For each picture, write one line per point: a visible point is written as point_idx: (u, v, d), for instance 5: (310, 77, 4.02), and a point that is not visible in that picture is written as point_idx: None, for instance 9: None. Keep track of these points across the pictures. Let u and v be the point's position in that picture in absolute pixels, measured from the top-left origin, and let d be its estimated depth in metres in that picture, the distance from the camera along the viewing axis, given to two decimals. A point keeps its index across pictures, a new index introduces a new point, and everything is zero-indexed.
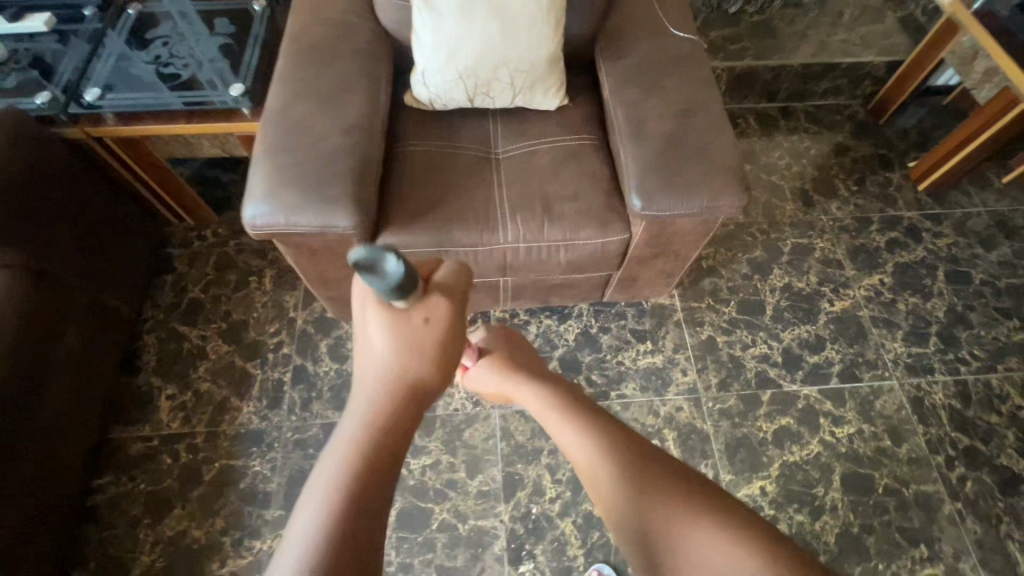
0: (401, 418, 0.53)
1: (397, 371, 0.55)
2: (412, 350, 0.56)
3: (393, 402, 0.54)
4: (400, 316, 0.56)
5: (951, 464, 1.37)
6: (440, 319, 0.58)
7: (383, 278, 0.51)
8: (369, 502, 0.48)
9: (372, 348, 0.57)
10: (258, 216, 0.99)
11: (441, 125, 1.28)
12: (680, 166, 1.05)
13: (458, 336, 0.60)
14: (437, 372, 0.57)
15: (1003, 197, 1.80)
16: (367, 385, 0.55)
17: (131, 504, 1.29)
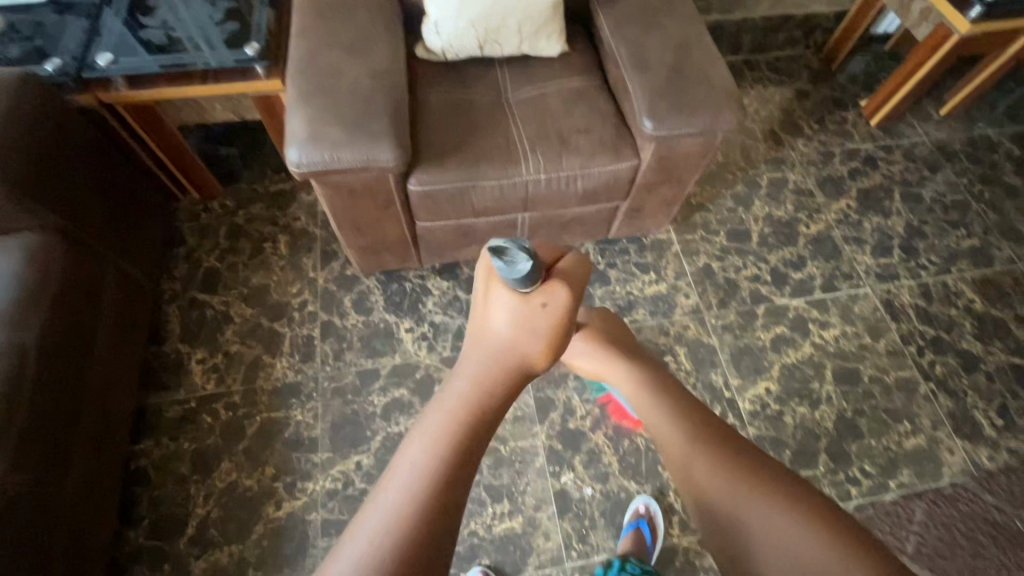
0: (508, 387, 0.55)
1: (507, 340, 0.57)
2: (524, 326, 0.58)
3: (502, 368, 0.56)
4: (519, 299, 0.58)
5: (921, 352, 1.57)
6: (556, 308, 0.59)
7: (511, 269, 0.56)
8: (467, 455, 0.49)
9: (491, 324, 0.58)
10: (303, 156, 1.05)
11: (453, 75, 1.36)
12: (682, 91, 1.18)
13: (570, 327, 0.61)
14: (544, 354, 0.59)
15: (942, 128, 2.03)
16: (480, 353, 0.57)
17: (178, 463, 1.32)
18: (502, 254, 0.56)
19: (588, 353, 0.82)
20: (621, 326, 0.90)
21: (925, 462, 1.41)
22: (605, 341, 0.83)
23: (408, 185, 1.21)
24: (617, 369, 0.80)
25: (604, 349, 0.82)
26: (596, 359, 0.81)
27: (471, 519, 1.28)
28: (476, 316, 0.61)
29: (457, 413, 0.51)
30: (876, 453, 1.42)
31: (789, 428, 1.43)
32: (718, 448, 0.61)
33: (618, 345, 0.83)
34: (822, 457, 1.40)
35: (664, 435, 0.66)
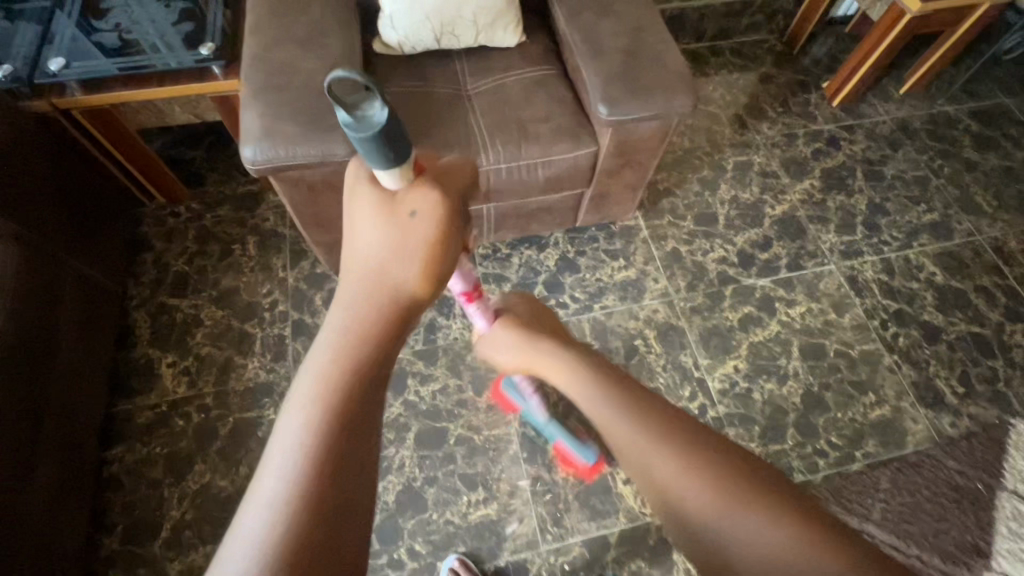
0: (386, 320, 0.52)
1: (380, 269, 0.55)
2: (395, 242, 0.56)
3: (378, 307, 0.53)
4: (387, 209, 0.57)
5: (885, 325, 1.60)
6: (430, 212, 0.57)
7: (361, 129, 0.49)
8: (350, 408, 0.47)
9: (361, 241, 0.57)
10: (258, 153, 1.05)
11: (412, 68, 1.36)
12: (636, 76, 1.19)
13: (450, 234, 0.59)
14: (422, 275, 0.56)
15: (902, 106, 2.07)
16: (356, 277, 0.55)
17: (150, 466, 1.31)
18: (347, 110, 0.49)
19: (508, 344, 0.77)
20: (547, 315, 0.83)
21: (889, 431, 1.45)
22: (523, 324, 0.79)
23: None
24: (552, 360, 0.69)
25: (523, 331, 0.77)
26: (519, 350, 0.75)
27: (446, 509, 1.29)
28: (347, 243, 0.58)
29: (331, 372, 0.48)
30: (843, 425, 1.45)
31: (757, 405, 1.46)
32: (683, 444, 0.53)
33: (537, 326, 0.79)
34: (790, 432, 1.43)
35: (622, 438, 0.55)
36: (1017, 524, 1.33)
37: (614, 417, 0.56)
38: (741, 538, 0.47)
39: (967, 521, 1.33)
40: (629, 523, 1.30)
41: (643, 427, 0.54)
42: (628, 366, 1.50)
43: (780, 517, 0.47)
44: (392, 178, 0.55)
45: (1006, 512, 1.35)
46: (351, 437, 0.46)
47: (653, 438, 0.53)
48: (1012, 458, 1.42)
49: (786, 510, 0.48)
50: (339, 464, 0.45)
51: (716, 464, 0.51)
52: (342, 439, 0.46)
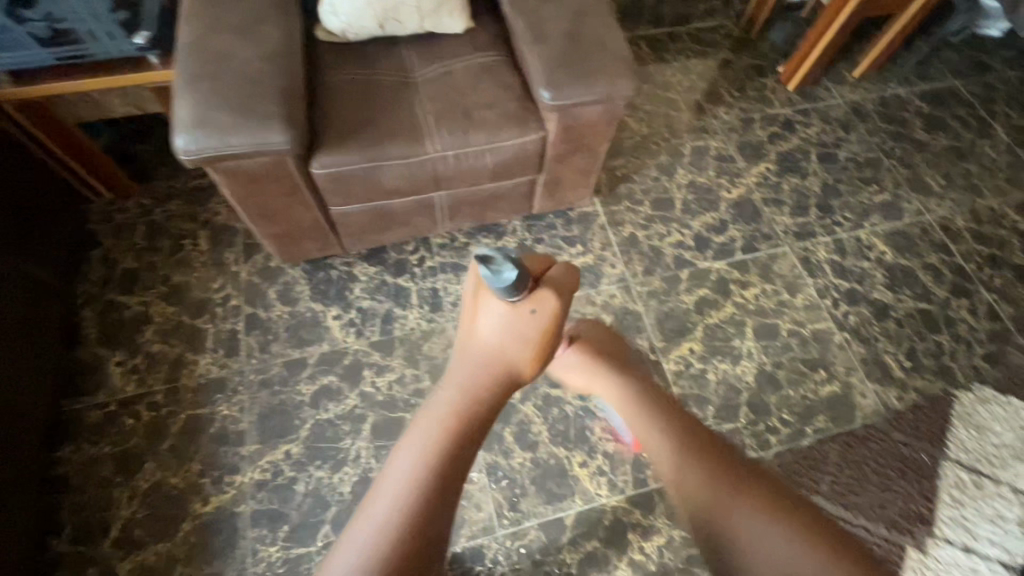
0: (490, 390, 0.86)
1: (499, 351, 0.90)
2: (512, 334, 0.90)
3: (488, 376, 0.88)
4: (508, 309, 0.89)
5: (836, 304, 1.64)
6: (544, 310, 0.90)
7: (500, 279, 0.82)
8: (456, 449, 0.77)
9: (484, 332, 0.91)
10: (191, 143, 1.03)
11: (357, 56, 1.34)
12: (578, 59, 1.19)
13: (552, 325, 0.93)
14: (527, 357, 0.91)
15: (856, 89, 2.10)
16: (478, 356, 0.90)
17: (99, 466, 1.29)
18: (489, 263, 0.81)
19: (580, 369, 1.12)
20: (614, 345, 1.15)
21: (839, 407, 1.48)
22: (599, 356, 1.11)
23: (312, 168, 1.20)
24: (614, 387, 1.07)
25: (602, 365, 1.10)
26: (586, 374, 1.11)
27: None
28: (476, 326, 0.92)
29: (449, 419, 0.80)
30: (794, 402, 1.48)
31: (711, 385, 1.49)
32: (707, 462, 0.85)
33: (613, 361, 1.11)
34: (743, 410, 1.46)
35: (659, 451, 0.91)
36: (957, 491, 1.39)
37: (657, 435, 0.93)
38: (754, 530, 0.76)
39: (911, 490, 1.38)
40: (585, 506, 1.31)
41: (672, 442, 0.90)
42: None
43: (767, 507, 0.78)
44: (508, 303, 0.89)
45: (948, 480, 1.40)
46: (462, 450, 0.78)
47: (679, 454, 0.87)
48: (954, 429, 1.47)
49: (771, 505, 0.78)
50: (453, 473, 0.75)
51: (727, 477, 0.82)
52: (460, 449, 0.78)
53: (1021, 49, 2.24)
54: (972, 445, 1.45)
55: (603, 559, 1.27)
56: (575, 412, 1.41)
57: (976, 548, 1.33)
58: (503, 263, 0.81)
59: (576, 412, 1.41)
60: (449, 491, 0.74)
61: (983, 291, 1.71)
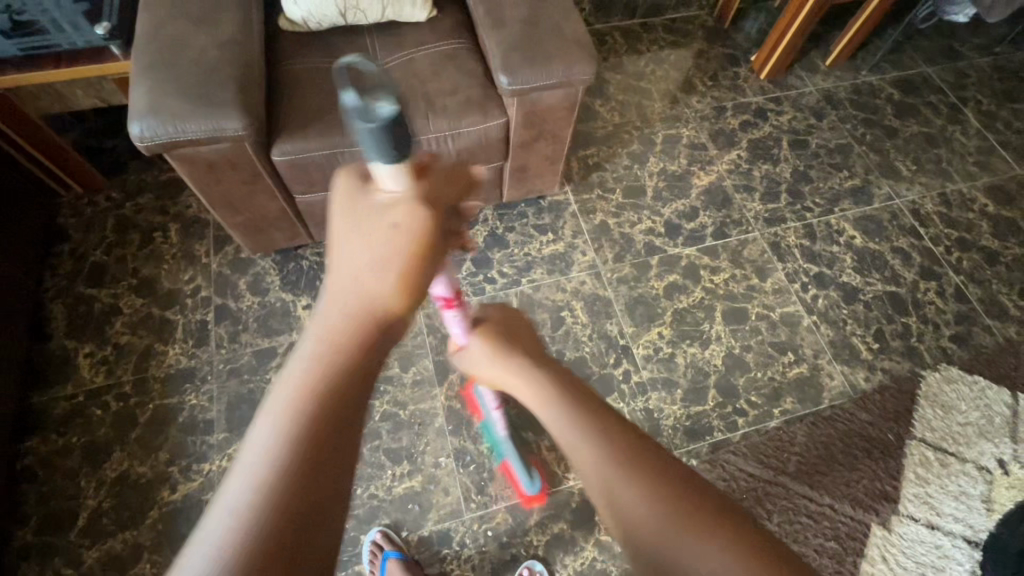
0: (363, 343, 0.48)
1: (366, 281, 0.52)
2: (383, 257, 0.53)
3: (353, 323, 0.49)
4: (377, 218, 0.54)
5: (806, 288, 1.65)
6: (419, 221, 0.54)
7: (370, 118, 0.49)
8: (319, 446, 0.42)
9: (351, 251, 0.53)
10: (144, 129, 1.04)
11: (319, 45, 1.35)
12: (536, 44, 1.20)
13: (438, 246, 0.56)
14: (410, 289, 0.53)
15: (828, 77, 2.12)
16: (345, 289, 0.51)
17: (66, 457, 1.29)
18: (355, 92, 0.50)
19: (479, 350, 0.71)
20: (527, 326, 0.74)
21: (807, 388, 1.50)
22: (504, 339, 0.71)
23: (272, 156, 1.20)
24: (514, 377, 0.65)
25: (505, 352, 0.69)
26: (486, 358, 0.69)
27: (370, 483, 1.30)
28: (334, 254, 0.54)
29: (294, 396, 0.43)
30: (762, 384, 1.49)
31: (680, 368, 1.50)
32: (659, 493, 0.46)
33: (523, 348, 0.69)
34: (711, 393, 1.47)
35: (584, 466, 0.50)
36: (922, 469, 1.40)
37: (579, 438, 0.52)
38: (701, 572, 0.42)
39: (878, 469, 1.40)
40: (552, 488, 1.32)
41: (610, 452, 0.49)
42: (555, 336, 1.52)
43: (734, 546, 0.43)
44: (390, 175, 0.53)
45: (913, 458, 1.41)
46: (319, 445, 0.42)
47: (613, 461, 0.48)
48: (921, 408, 1.48)
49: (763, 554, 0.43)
50: (302, 495, 0.40)
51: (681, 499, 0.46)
52: (317, 448, 0.42)
53: (992, 36, 2.26)
54: (937, 423, 1.46)
55: (570, 540, 1.28)
56: None
57: (940, 524, 1.34)
58: (378, 98, 0.51)
59: None
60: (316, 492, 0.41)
61: (951, 273, 1.72)
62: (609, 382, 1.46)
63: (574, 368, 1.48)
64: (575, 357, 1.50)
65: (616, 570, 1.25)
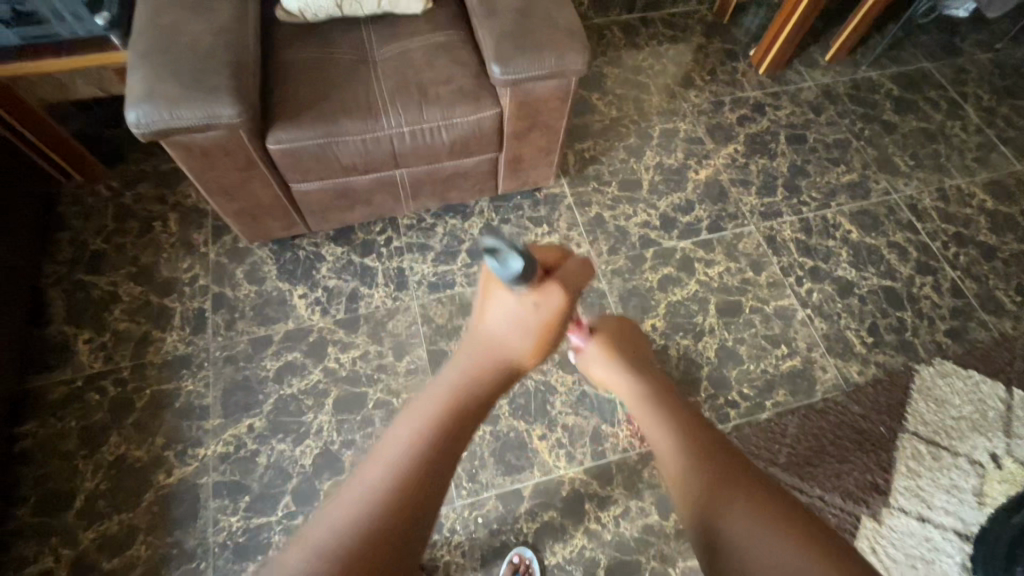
0: (488, 388, 0.72)
1: (500, 339, 0.76)
2: (517, 327, 0.75)
3: (481, 366, 0.74)
4: (516, 300, 0.74)
5: (800, 282, 1.65)
6: (548, 306, 0.75)
7: (504, 268, 0.67)
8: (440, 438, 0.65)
9: (490, 320, 0.77)
10: (140, 116, 1.05)
11: (315, 35, 1.36)
12: (528, 34, 1.21)
13: (557, 325, 0.78)
14: (530, 351, 0.77)
15: (827, 72, 2.12)
16: (476, 346, 0.76)
17: (63, 440, 1.31)
18: (495, 255, 0.66)
19: (601, 360, 1.00)
20: (637, 344, 1.05)
21: (799, 381, 1.50)
22: (615, 351, 1.01)
23: (268, 144, 1.22)
24: (620, 380, 0.97)
25: (614, 358, 1.00)
26: (599, 364, 1.00)
27: None
28: (478, 319, 0.79)
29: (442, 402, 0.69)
30: (754, 376, 1.50)
31: (673, 360, 1.50)
32: (725, 482, 0.70)
33: (629, 360, 1.00)
34: (703, 385, 1.48)
35: (666, 455, 0.80)
36: (914, 462, 1.40)
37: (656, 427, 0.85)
38: (750, 542, 0.62)
39: (869, 462, 1.40)
40: (543, 477, 1.33)
41: (690, 451, 0.76)
42: None
43: (790, 538, 0.61)
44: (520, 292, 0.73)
45: (905, 452, 1.41)
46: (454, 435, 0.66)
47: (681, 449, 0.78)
48: (914, 402, 1.48)
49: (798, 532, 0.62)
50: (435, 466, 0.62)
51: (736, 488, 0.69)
52: (436, 455, 0.63)
53: (994, 33, 2.25)
54: (931, 417, 1.46)
55: (560, 529, 1.28)
56: (536, 386, 1.42)
57: (931, 517, 1.34)
58: (510, 251, 0.66)
59: (537, 386, 1.42)
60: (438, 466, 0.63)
61: (948, 268, 1.72)
62: None
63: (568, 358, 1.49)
64: None
65: (605, 559, 1.26)
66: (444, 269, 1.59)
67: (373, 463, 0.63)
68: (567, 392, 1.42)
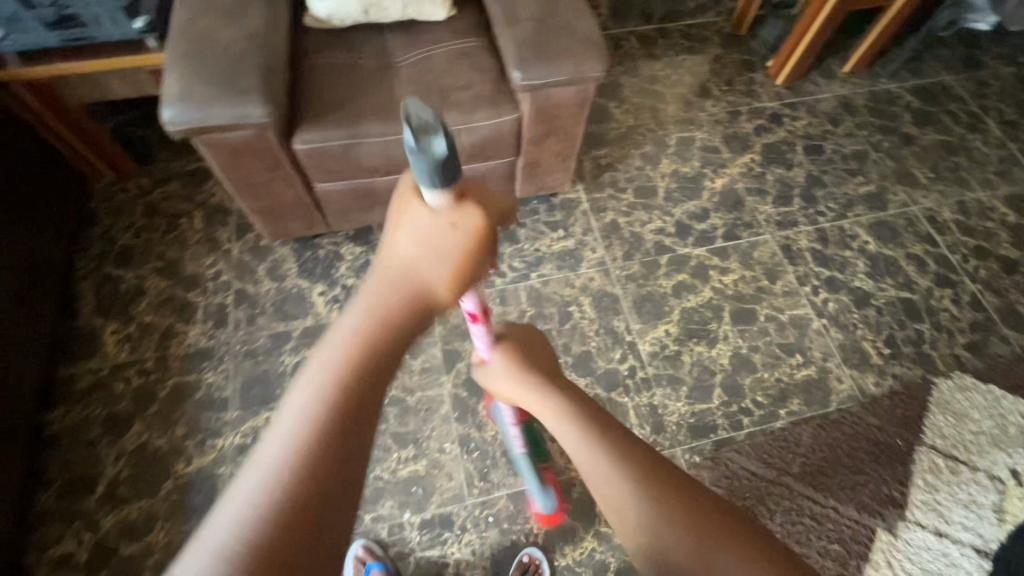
0: (401, 335, 0.55)
1: (412, 269, 0.58)
2: (432, 255, 0.58)
3: (392, 306, 0.55)
4: (429, 216, 0.57)
5: (816, 291, 1.65)
6: (471, 228, 0.58)
7: (422, 149, 0.49)
8: (347, 422, 0.48)
9: (399, 244, 0.58)
10: (175, 115, 1.10)
11: (343, 41, 1.41)
12: (548, 41, 1.24)
13: (481, 254, 0.61)
14: (452, 285, 0.59)
15: (845, 84, 2.12)
16: (386, 275, 0.58)
17: (88, 427, 1.35)
18: (415, 134, 0.49)
19: (505, 372, 0.78)
20: (546, 355, 0.82)
21: (815, 390, 1.49)
22: (527, 366, 0.77)
23: (293, 145, 1.25)
24: (535, 400, 0.72)
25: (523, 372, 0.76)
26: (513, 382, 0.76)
27: (376, 464, 1.33)
28: (387, 242, 0.59)
29: (334, 367, 0.50)
30: (768, 385, 1.49)
31: (686, 366, 1.50)
32: (670, 507, 0.53)
33: (541, 372, 0.76)
34: (717, 392, 1.47)
35: (596, 479, 0.57)
36: (932, 476, 1.38)
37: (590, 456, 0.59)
38: None
39: (885, 474, 1.38)
40: (554, 478, 1.33)
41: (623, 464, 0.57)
42: (561, 330, 1.53)
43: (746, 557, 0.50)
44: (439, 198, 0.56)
45: (923, 465, 1.39)
46: (354, 411, 0.49)
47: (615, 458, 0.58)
48: (932, 415, 1.46)
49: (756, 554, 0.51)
50: (339, 455, 0.47)
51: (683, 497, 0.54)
52: (339, 440, 0.47)
53: (1016, 46, 2.24)
54: (949, 430, 1.44)
55: (570, 530, 1.28)
56: None
57: (948, 532, 1.32)
58: (434, 132, 0.49)
59: None
60: (339, 456, 0.47)
61: (968, 281, 1.70)
62: (614, 376, 1.47)
63: (581, 361, 1.50)
64: (582, 351, 1.51)
65: (615, 562, 1.26)
66: None
67: (251, 468, 0.46)
68: None
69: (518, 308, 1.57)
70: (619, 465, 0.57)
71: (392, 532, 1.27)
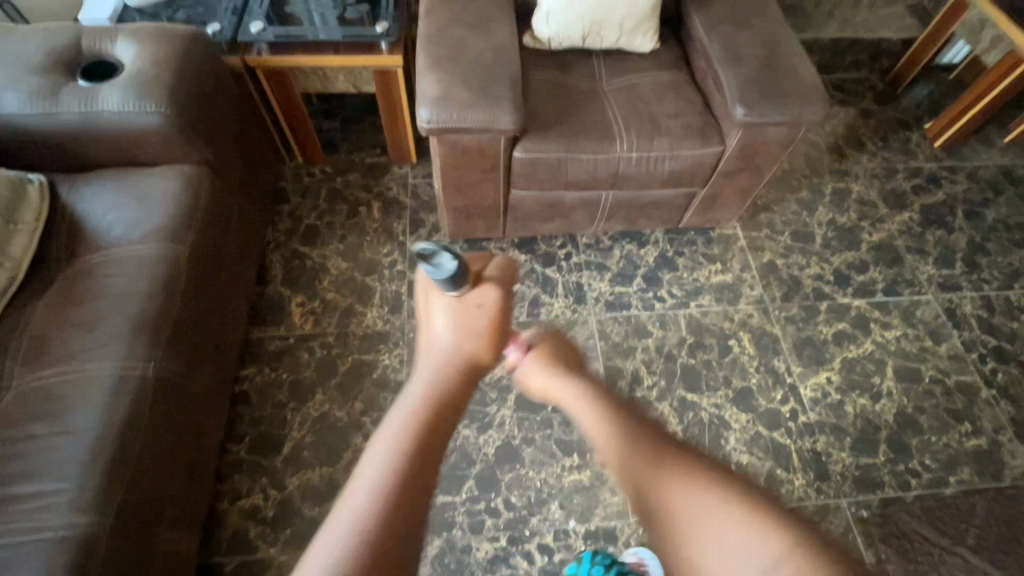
0: (454, 383, 0.64)
1: (453, 348, 0.69)
2: (464, 330, 0.70)
3: (449, 369, 0.66)
4: (456, 305, 0.72)
5: (983, 359, 1.60)
6: (489, 307, 0.72)
7: (437, 269, 0.67)
8: (422, 461, 0.55)
9: (435, 331, 0.72)
10: (432, 114, 1.19)
11: (555, 62, 1.50)
12: (772, 84, 1.29)
13: (504, 323, 0.75)
14: (488, 351, 0.71)
15: (1005, 154, 2.08)
16: (435, 354, 0.68)
17: (276, 390, 1.43)
18: (428, 258, 0.67)
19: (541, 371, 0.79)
20: (572, 349, 0.84)
21: (986, 462, 1.44)
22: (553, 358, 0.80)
23: (514, 152, 1.33)
24: (564, 390, 0.76)
25: (550, 364, 0.79)
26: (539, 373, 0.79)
27: (542, 468, 1.36)
28: (430, 329, 0.73)
29: (397, 437, 0.56)
30: (937, 449, 1.45)
31: (849, 417, 1.48)
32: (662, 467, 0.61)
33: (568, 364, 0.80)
34: (882, 447, 1.44)
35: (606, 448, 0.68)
36: None
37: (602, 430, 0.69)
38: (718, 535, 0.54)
39: None
40: None
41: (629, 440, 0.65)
42: (721, 363, 1.54)
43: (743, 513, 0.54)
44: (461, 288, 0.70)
45: None
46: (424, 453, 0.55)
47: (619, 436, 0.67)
48: None
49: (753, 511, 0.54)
50: (412, 506, 0.52)
51: (676, 467, 0.60)
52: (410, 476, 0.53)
53: None
54: None
55: None
56: (709, 418, 1.46)
57: None
58: (442, 253, 0.67)
59: (711, 418, 1.46)
60: (416, 497, 0.53)
61: None
62: (776, 416, 1.46)
63: (742, 396, 1.50)
64: (743, 386, 1.51)
65: None
66: (621, 290, 1.65)
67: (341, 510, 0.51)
68: (739, 429, 1.44)
69: (678, 335, 1.58)
70: (626, 446, 0.65)
71: (557, 537, 1.28)
